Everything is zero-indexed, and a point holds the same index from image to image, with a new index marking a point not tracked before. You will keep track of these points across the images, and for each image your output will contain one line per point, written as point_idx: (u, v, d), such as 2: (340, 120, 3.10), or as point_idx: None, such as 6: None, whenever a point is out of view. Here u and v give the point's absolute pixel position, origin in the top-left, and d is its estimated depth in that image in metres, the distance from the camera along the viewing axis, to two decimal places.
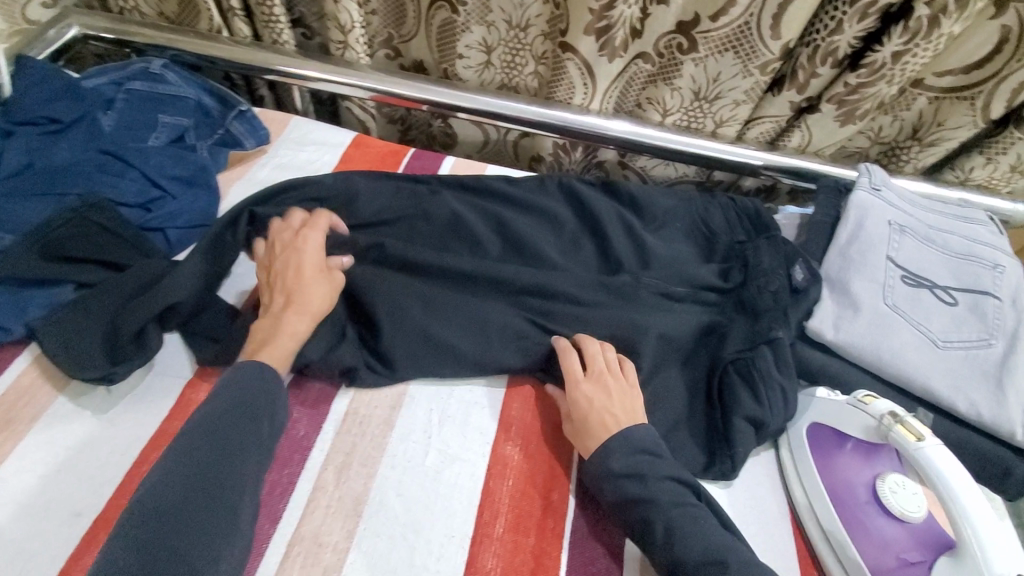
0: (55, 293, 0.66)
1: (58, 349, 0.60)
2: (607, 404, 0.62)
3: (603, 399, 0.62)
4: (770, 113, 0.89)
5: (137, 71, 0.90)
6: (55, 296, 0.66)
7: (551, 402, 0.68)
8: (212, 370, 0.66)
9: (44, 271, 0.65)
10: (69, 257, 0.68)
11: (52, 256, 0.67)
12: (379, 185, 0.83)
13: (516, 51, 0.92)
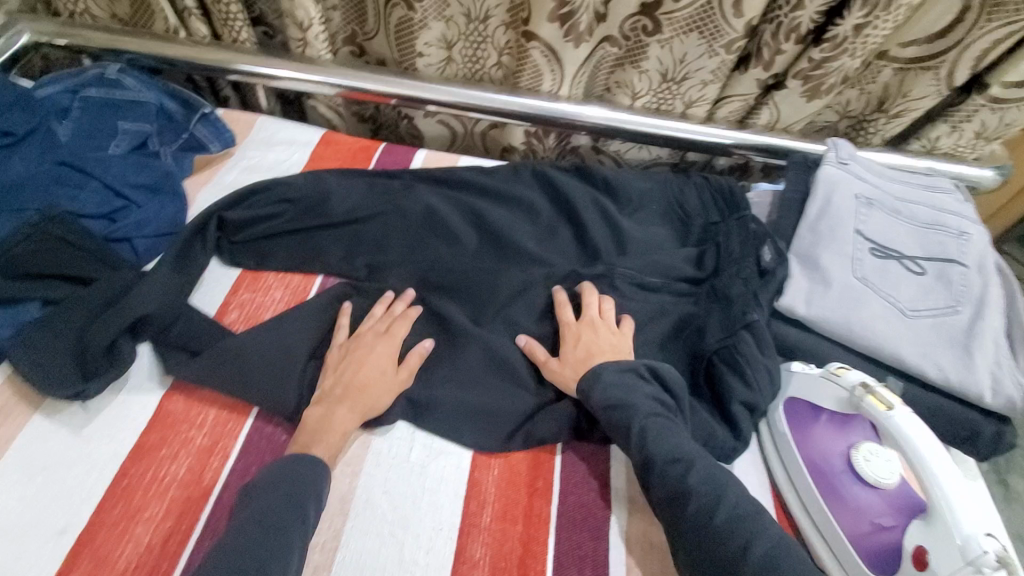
0: (20, 312, 0.65)
1: (28, 367, 0.60)
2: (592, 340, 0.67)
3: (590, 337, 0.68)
4: (738, 92, 0.89)
5: (93, 78, 0.88)
6: (20, 315, 0.65)
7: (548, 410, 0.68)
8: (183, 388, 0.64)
9: (5, 291, 0.64)
10: (29, 274, 0.66)
11: (13, 274, 0.66)
12: (350, 184, 0.83)
13: (477, 44, 0.91)
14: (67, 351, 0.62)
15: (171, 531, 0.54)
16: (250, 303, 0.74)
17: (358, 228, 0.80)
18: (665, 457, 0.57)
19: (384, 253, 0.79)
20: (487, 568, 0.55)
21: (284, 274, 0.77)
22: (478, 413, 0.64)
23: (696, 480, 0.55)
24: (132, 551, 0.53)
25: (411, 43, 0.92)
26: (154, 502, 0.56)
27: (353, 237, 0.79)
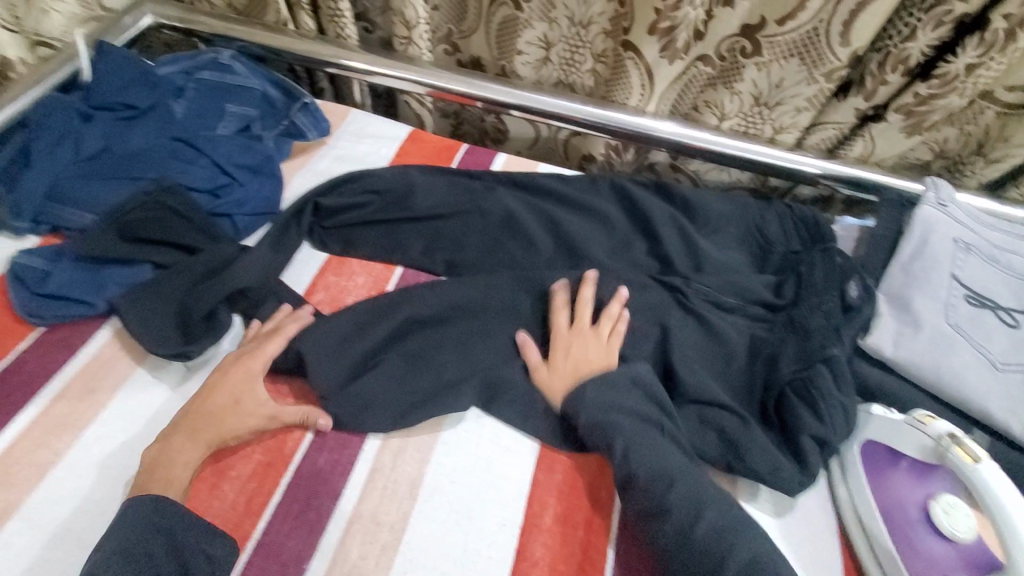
0: (134, 272, 0.70)
1: (136, 325, 0.65)
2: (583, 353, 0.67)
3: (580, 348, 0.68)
4: (833, 120, 0.87)
5: (206, 61, 0.94)
6: (133, 275, 0.70)
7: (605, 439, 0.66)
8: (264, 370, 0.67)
9: (120, 252, 0.70)
10: (143, 239, 0.72)
11: (129, 237, 0.71)
12: (435, 180, 0.85)
13: (576, 48, 0.93)
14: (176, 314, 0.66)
15: (254, 491, 0.57)
16: (334, 286, 0.78)
17: (439, 224, 0.82)
18: (649, 472, 0.57)
19: (462, 250, 0.81)
20: (546, 567, 0.56)
21: (367, 262, 0.81)
22: (544, 415, 0.65)
23: (677, 497, 0.55)
24: (220, 506, 0.56)
25: (513, 43, 0.95)
26: (240, 462, 0.59)
27: (434, 231, 0.82)
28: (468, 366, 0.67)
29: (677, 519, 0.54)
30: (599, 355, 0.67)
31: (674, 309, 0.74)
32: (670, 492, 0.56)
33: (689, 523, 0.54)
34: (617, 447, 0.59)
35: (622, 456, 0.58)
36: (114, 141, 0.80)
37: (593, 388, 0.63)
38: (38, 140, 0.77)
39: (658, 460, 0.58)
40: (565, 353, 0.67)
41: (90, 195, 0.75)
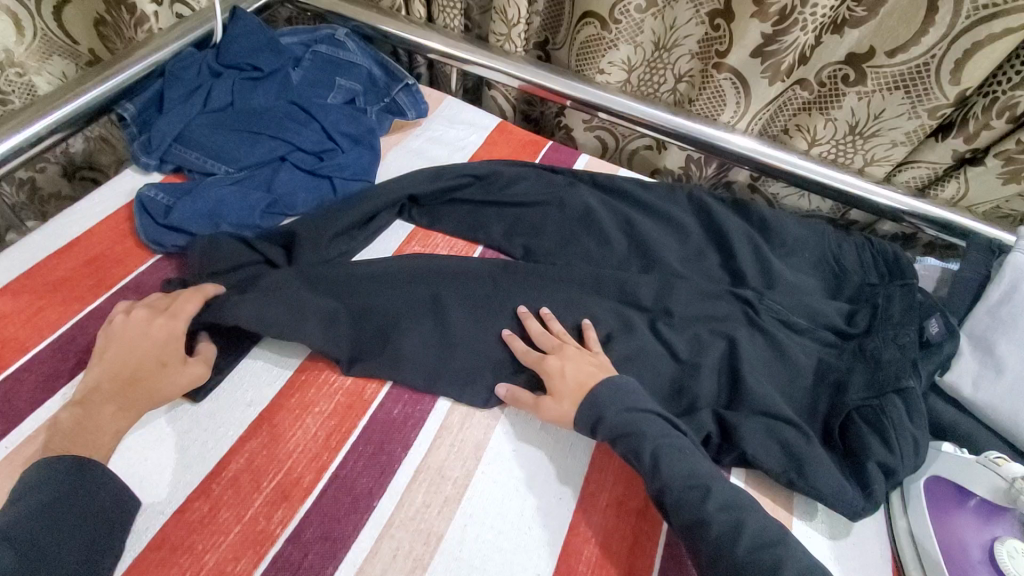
0: (264, 223, 0.78)
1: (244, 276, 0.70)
2: (578, 369, 0.63)
3: (573, 365, 0.64)
4: (928, 159, 0.87)
5: (324, 36, 1.01)
6: (264, 224, 0.78)
7: None
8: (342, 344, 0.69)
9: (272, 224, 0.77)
10: (292, 212, 0.81)
11: (280, 210, 0.80)
12: (523, 172, 0.89)
13: (655, 69, 0.96)
14: (262, 263, 0.73)
15: (335, 428, 0.61)
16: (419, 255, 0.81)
17: (521, 211, 0.86)
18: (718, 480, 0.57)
19: (539, 239, 0.84)
20: (598, 544, 0.58)
21: (451, 237, 0.85)
22: None
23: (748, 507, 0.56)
24: (303, 437, 0.60)
25: (596, 61, 0.97)
26: (323, 400, 0.63)
27: (515, 218, 0.85)
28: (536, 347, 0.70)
29: (716, 528, 0.53)
30: (591, 366, 0.64)
31: (743, 323, 0.75)
32: (708, 501, 0.54)
33: (729, 531, 0.53)
34: (646, 453, 0.57)
35: (650, 460, 0.57)
36: (238, 97, 0.88)
37: (610, 398, 0.60)
38: (173, 91, 0.86)
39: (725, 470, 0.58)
40: (561, 373, 0.63)
41: (218, 146, 0.82)
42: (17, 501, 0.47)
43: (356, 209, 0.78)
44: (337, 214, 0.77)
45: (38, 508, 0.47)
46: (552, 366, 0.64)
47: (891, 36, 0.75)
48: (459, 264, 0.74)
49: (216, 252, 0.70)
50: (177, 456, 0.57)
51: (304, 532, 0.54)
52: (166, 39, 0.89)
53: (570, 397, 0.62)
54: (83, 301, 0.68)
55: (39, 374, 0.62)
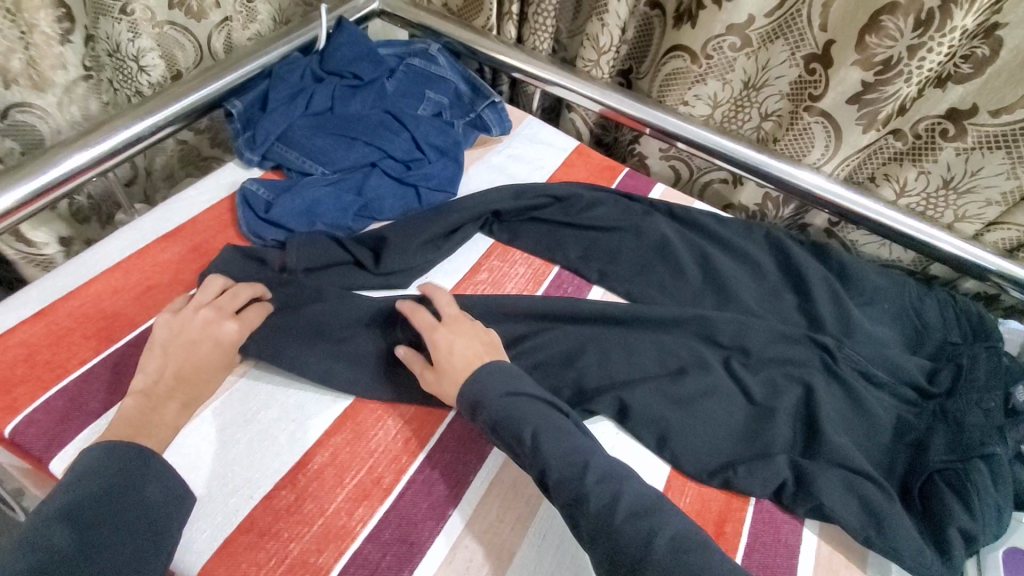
0: (355, 226, 0.81)
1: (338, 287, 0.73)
2: (465, 347, 0.63)
3: (460, 344, 0.63)
4: (1019, 222, 0.84)
5: (418, 50, 1.06)
6: (353, 228, 0.81)
7: (731, 499, 0.65)
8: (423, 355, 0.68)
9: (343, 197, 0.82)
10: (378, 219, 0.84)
11: (369, 214, 0.83)
12: (602, 197, 0.91)
13: (741, 107, 0.96)
14: (352, 265, 0.75)
15: (414, 432, 0.63)
16: (497, 269, 0.82)
17: (597, 235, 0.87)
18: None
19: (613, 264, 0.85)
20: None
21: (528, 255, 0.85)
22: (681, 438, 0.66)
23: None
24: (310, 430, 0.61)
25: (681, 92, 0.98)
26: (403, 403, 0.65)
27: (591, 241, 0.86)
28: (611, 375, 0.70)
29: (594, 506, 0.51)
30: (472, 342, 0.64)
31: (820, 370, 0.74)
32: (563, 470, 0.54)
33: (608, 502, 0.51)
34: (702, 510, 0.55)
35: (531, 443, 0.55)
36: (337, 102, 0.92)
37: (496, 381, 0.59)
38: (276, 92, 0.91)
39: None
40: (449, 350, 0.62)
41: (314, 147, 0.86)
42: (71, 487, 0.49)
43: (446, 220, 0.81)
44: (426, 221, 0.80)
45: (88, 497, 0.48)
46: (440, 344, 0.63)
47: (995, 96, 0.74)
48: (530, 311, 0.73)
49: (311, 252, 0.73)
50: (267, 443, 0.59)
51: (382, 532, 0.55)
52: (271, 47, 0.94)
53: (454, 376, 0.61)
54: (186, 285, 0.72)
55: (143, 350, 0.65)
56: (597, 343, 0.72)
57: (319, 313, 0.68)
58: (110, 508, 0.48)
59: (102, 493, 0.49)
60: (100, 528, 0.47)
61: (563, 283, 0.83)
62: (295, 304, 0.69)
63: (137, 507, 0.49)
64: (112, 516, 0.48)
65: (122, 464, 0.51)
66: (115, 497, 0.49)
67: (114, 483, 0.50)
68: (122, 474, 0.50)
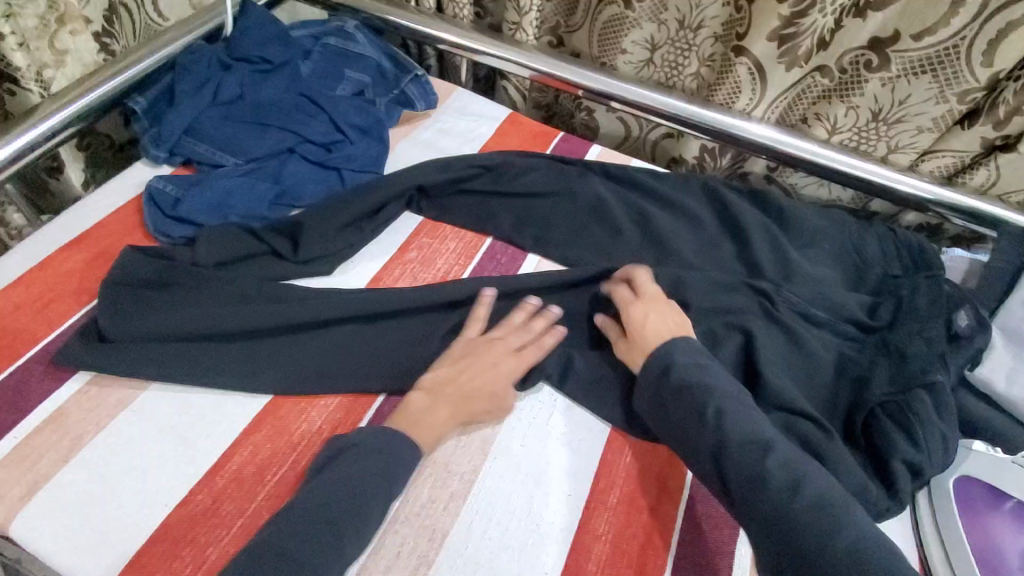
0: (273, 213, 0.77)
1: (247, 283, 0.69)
2: (658, 327, 0.63)
3: (655, 324, 0.64)
4: (952, 147, 0.83)
5: (333, 28, 1.01)
6: (271, 216, 0.77)
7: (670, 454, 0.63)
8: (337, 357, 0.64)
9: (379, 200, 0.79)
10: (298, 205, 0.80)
11: (286, 202, 0.79)
12: (534, 163, 0.88)
13: (680, 51, 0.92)
14: (269, 255, 0.73)
15: (339, 421, 0.61)
16: (427, 247, 0.79)
17: (530, 202, 0.84)
18: (742, 439, 0.53)
19: (548, 231, 0.82)
20: (608, 544, 0.55)
21: (458, 229, 0.82)
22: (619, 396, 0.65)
23: (772, 465, 0.51)
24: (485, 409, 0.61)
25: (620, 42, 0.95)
26: (328, 393, 0.63)
27: (525, 210, 0.84)
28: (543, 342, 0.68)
29: (775, 483, 0.50)
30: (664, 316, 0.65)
31: (760, 316, 0.73)
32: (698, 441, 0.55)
33: (789, 491, 0.49)
34: (709, 408, 0.55)
35: (714, 416, 0.54)
36: (248, 90, 0.88)
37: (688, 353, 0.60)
38: (182, 82, 0.86)
39: (749, 424, 0.54)
40: (643, 327, 0.63)
41: (226, 137, 0.82)
42: (350, 465, 0.52)
43: (367, 202, 0.77)
44: (347, 204, 0.77)
45: (358, 475, 0.52)
46: (634, 322, 0.64)
47: (918, 18, 0.72)
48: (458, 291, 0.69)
49: (212, 246, 0.70)
50: (182, 450, 0.58)
51: None
52: (162, 42, 0.87)
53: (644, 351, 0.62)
54: (93, 293, 0.68)
55: (47, 365, 0.62)
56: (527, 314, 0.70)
57: (237, 310, 0.64)
58: (361, 494, 0.51)
59: (358, 478, 0.52)
60: (361, 505, 0.50)
61: (496, 255, 0.80)
62: (209, 302, 0.66)
63: (384, 487, 0.52)
64: (354, 492, 0.50)
65: (391, 456, 0.54)
66: (376, 478, 0.52)
67: (377, 471, 0.53)
68: (385, 458, 0.53)
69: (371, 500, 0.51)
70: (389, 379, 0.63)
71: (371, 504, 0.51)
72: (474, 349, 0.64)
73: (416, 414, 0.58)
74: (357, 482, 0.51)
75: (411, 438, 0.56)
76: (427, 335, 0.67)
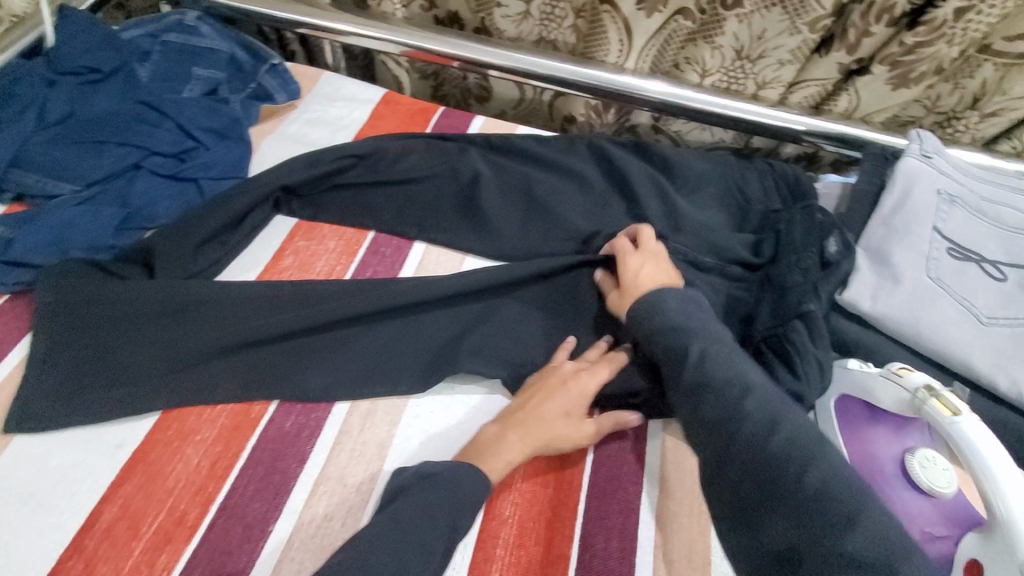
0: (118, 241, 0.70)
1: (115, 312, 0.63)
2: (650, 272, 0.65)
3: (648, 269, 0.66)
4: (815, 77, 0.84)
5: (172, 23, 0.90)
6: (117, 243, 0.70)
7: None
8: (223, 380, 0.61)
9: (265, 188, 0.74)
10: (153, 225, 0.73)
11: (137, 225, 0.72)
12: (411, 145, 0.83)
13: (554, 3, 0.87)
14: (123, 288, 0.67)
15: (219, 454, 0.57)
16: (304, 250, 0.75)
17: (412, 188, 0.80)
18: (724, 378, 0.53)
19: (435, 215, 0.79)
20: (515, 526, 0.55)
21: (337, 227, 0.78)
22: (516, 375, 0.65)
23: (753, 404, 0.52)
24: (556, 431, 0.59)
25: None
26: (205, 426, 0.58)
27: (406, 197, 0.80)
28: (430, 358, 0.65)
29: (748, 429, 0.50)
30: (667, 268, 0.66)
31: None
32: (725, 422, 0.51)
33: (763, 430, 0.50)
34: (693, 348, 0.55)
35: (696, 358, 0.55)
36: (79, 106, 0.78)
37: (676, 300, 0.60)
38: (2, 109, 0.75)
39: (732, 367, 0.54)
40: (636, 273, 0.65)
41: (60, 164, 0.73)
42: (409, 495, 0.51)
43: (228, 212, 0.71)
44: (205, 217, 0.70)
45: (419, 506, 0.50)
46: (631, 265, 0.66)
47: None
48: (333, 316, 0.64)
49: (82, 289, 0.63)
50: (47, 516, 0.52)
51: (192, 573, 0.50)
52: None
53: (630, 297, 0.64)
54: None
55: None
56: (411, 333, 0.67)
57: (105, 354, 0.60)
58: (422, 520, 0.49)
59: (420, 510, 0.50)
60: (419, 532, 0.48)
61: (380, 248, 0.77)
62: (71, 344, 0.61)
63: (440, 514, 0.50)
64: (421, 519, 0.49)
65: (453, 483, 0.52)
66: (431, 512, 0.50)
67: (439, 503, 0.50)
68: (458, 491, 0.51)
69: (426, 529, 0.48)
70: (275, 398, 0.61)
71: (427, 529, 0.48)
72: (545, 373, 0.63)
73: (485, 443, 0.57)
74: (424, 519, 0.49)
75: (479, 468, 0.55)
76: (310, 351, 0.64)
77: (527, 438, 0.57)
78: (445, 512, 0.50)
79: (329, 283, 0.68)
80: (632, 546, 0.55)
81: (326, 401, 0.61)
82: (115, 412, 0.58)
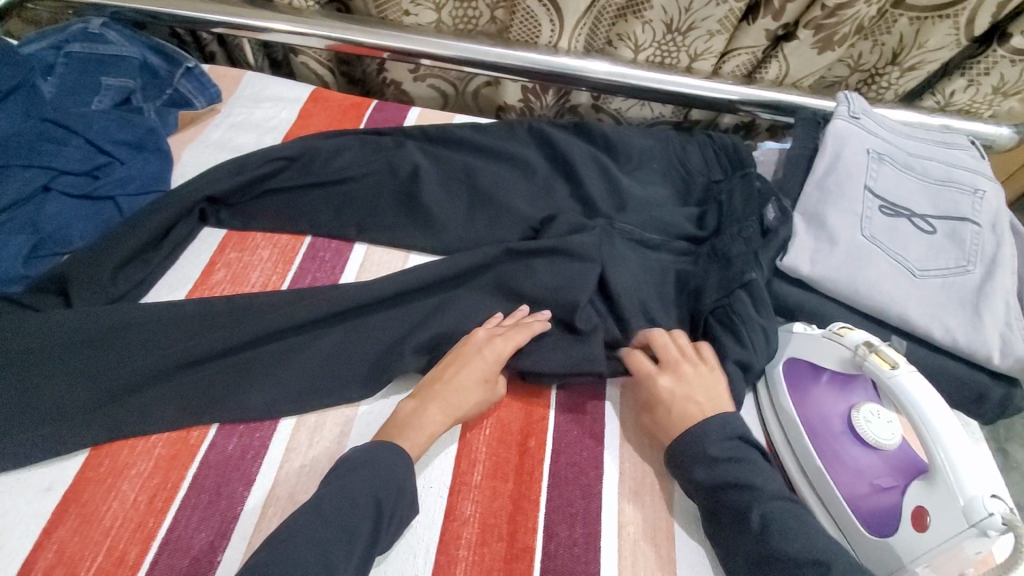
0: (29, 272, 0.65)
1: (33, 343, 0.58)
2: (687, 393, 0.60)
3: (682, 389, 0.60)
4: (745, 44, 0.84)
5: (75, 32, 0.83)
6: (27, 274, 0.65)
7: (525, 409, 0.63)
8: (161, 406, 0.58)
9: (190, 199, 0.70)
10: (68, 250, 0.68)
11: (50, 252, 0.67)
12: (343, 142, 0.80)
13: (466, 4, 0.87)
14: None
15: (158, 487, 0.54)
16: (237, 262, 0.71)
17: (348, 187, 0.77)
18: (800, 554, 0.49)
19: (374, 213, 0.76)
20: (476, 525, 0.54)
21: (271, 234, 0.74)
22: None
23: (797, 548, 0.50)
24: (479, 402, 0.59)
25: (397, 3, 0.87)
26: (140, 459, 0.56)
27: (343, 198, 0.76)
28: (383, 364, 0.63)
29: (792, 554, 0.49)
30: (712, 389, 0.60)
31: None
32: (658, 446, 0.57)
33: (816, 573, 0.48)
34: (755, 516, 0.52)
35: (759, 524, 0.52)
36: None
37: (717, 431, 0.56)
38: None
39: (806, 535, 0.51)
40: (674, 398, 0.60)
41: None
42: (337, 480, 0.51)
43: (149, 229, 0.67)
44: (124, 236, 0.66)
45: (345, 489, 0.49)
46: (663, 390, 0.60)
47: None
48: (276, 326, 0.62)
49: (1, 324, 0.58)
50: None
51: None
52: None
53: (670, 424, 0.59)
54: None
55: None
56: (356, 336, 0.64)
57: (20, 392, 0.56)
58: (345, 504, 0.48)
59: (342, 494, 0.49)
60: (343, 516, 0.47)
61: (319, 253, 0.74)
62: None
63: (365, 497, 0.49)
64: (343, 503, 0.48)
65: (384, 466, 0.51)
66: (354, 498, 0.48)
67: (360, 488, 0.49)
68: (375, 469, 0.51)
69: (349, 512, 0.48)
70: (217, 419, 0.58)
71: (347, 512, 0.48)
72: (461, 344, 0.63)
73: (405, 418, 0.57)
74: (343, 500, 0.48)
75: (399, 444, 0.54)
76: (251, 368, 0.61)
77: (450, 411, 0.58)
78: (368, 495, 0.49)
79: (269, 295, 0.65)
80: (597, 531, 0.55)
81: (270, 417, 0.59)
82: (41, 452, 0.54)
